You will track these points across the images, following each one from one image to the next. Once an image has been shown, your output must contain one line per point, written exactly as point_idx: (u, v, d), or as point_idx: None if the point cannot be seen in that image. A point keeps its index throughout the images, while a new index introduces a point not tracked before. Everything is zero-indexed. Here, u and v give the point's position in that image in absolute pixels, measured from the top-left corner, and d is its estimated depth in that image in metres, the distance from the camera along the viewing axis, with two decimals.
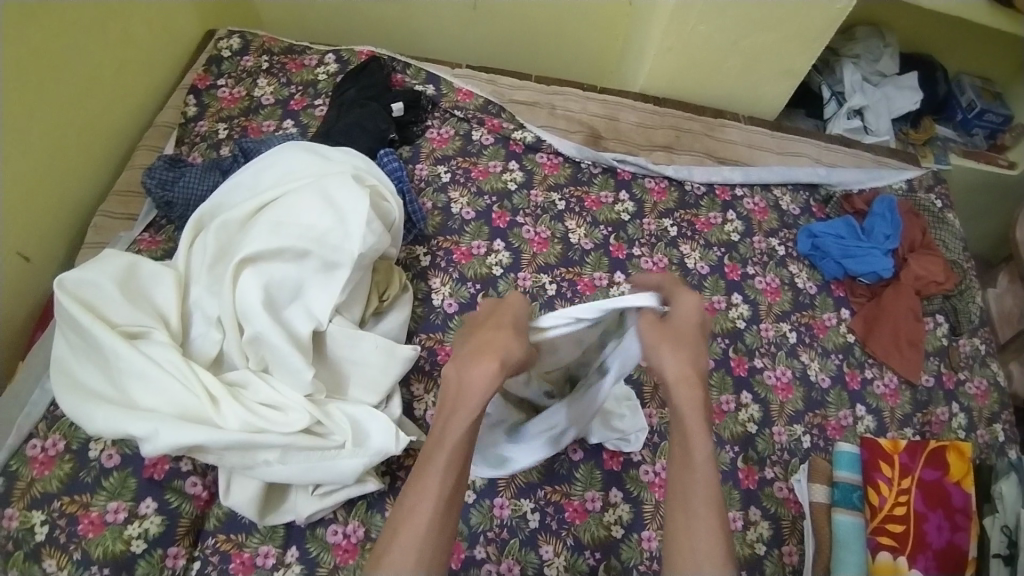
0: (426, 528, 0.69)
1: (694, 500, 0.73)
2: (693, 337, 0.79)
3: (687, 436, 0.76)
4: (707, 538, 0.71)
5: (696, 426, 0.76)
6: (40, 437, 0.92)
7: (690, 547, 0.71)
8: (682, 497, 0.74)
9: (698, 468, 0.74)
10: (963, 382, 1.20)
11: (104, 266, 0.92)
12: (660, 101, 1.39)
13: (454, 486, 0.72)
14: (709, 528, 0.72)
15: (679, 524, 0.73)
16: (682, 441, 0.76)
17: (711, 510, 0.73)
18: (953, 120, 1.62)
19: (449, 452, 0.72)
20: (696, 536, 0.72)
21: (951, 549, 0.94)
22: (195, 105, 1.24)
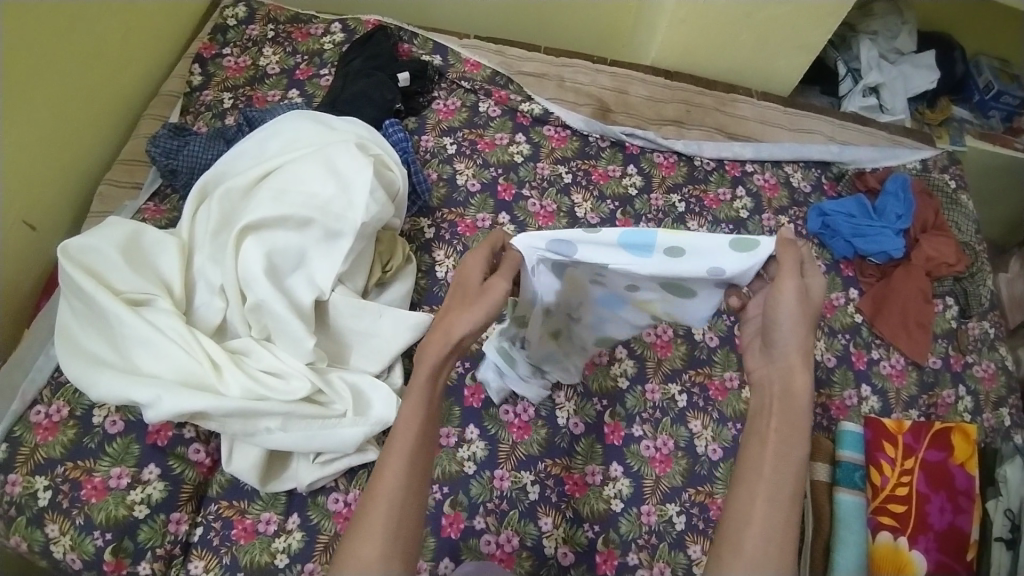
0: (395, 486, 0.68)
1: (782, 492, 0.68)
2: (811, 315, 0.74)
3: (792, 429, 0.72)
4: (779, 540, 0.66)
5: (799, 424, 0.72)
6: (44, 403, 0.93)
7: (765, 532, 0.66)
8: (767, 490, 0.68)
9: (788, 465, 0.69)
10: (971, 364, 1.18)
11: (108, 232, 0.92)
12: (671, 75, 1.36)
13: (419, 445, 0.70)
14: (784, 524, 0.67)
15: (756, 511, 0.68)
16: (778, 436, 0.71)
17: (790, 506, 0.68)
18: (970, 102, 1.57)
19: (411, 414, 0.71)
20: (771, 528, 0.67)
21: (952, 531, 0.97)
22: (200, 74, 1.22)
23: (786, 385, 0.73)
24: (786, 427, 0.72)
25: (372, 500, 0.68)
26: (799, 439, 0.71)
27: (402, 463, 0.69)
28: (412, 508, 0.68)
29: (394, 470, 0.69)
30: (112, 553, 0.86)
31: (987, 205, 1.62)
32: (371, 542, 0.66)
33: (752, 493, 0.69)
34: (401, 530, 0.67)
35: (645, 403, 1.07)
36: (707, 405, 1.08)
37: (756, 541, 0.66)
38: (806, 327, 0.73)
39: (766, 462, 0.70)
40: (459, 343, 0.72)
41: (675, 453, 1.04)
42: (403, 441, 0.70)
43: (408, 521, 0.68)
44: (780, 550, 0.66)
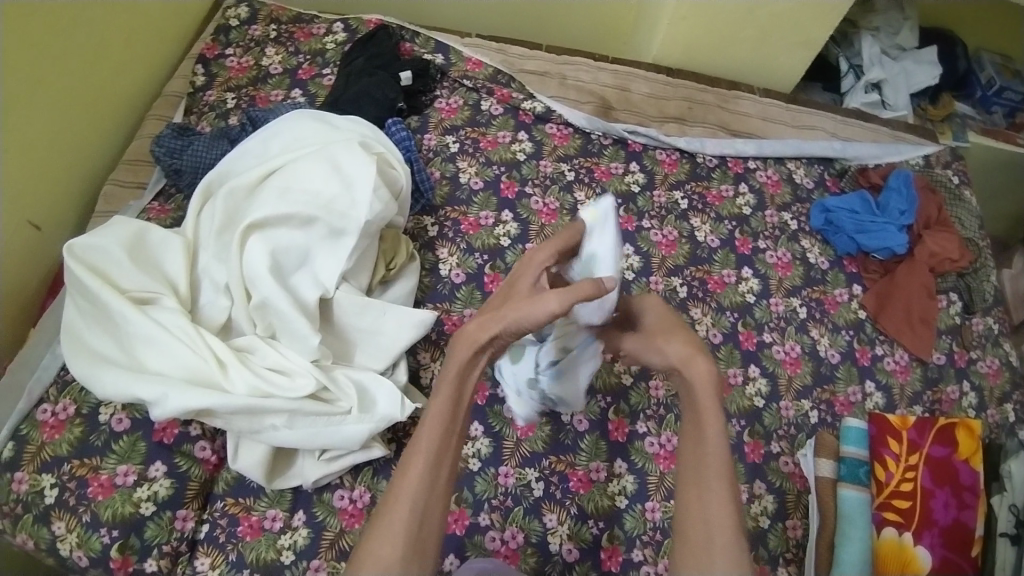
0: (416, 485, 0.70)
1: (708, 478, 0.72)
2: (679, 326, 0.82)
3: (699, 415, 0.75)
4: (721, 524, 0.70)
5: (707, 404, 0.74)
6: (50, 401, 0.93)
7: (703, 520, 0.71)
8: (694, 477, 0.73)
9: (708, 450, 0.73)
10: (976, 360, 1.18)
11: (113, 231, 0.93)
12: (674, 72, 1.36)
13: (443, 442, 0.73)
14: (720, 504, 0.71)
15: (691, 498, 0.73)
16: (693, 424, 0.75)
17: (721, 489, 0.72)
18: (972, 98, 1.56)
19: (435, 414, 0.74)
20: (708, 509, 0.71)
21: (956, 526, 0.95)
22: (203, 74, 1.22)
23: (684, 378, 0.77)
24: (698, 415, 0.75)
25: (393, 499, 0.70)
26: (709, 420, 0.74)
27: (425, 462, 0.71)
28: (435, 504, 0.71)
29: (418, 469, 0.71)
30: (119, 550, 0.86)
31: (991, 201, 1.61)
32: (393, 536, 0.67)
33: (687, 488, 0.74)
34: (423, 524, 0.69)
35: (649, 399, 1.07)
36: None
37: (700, 531, 0.71)
38: (673, 333, 0.80)
39: (689, 451, 0.75)
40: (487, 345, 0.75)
41: None
42: (426, 440, 0.73)
43: (430, 518, 0.70)
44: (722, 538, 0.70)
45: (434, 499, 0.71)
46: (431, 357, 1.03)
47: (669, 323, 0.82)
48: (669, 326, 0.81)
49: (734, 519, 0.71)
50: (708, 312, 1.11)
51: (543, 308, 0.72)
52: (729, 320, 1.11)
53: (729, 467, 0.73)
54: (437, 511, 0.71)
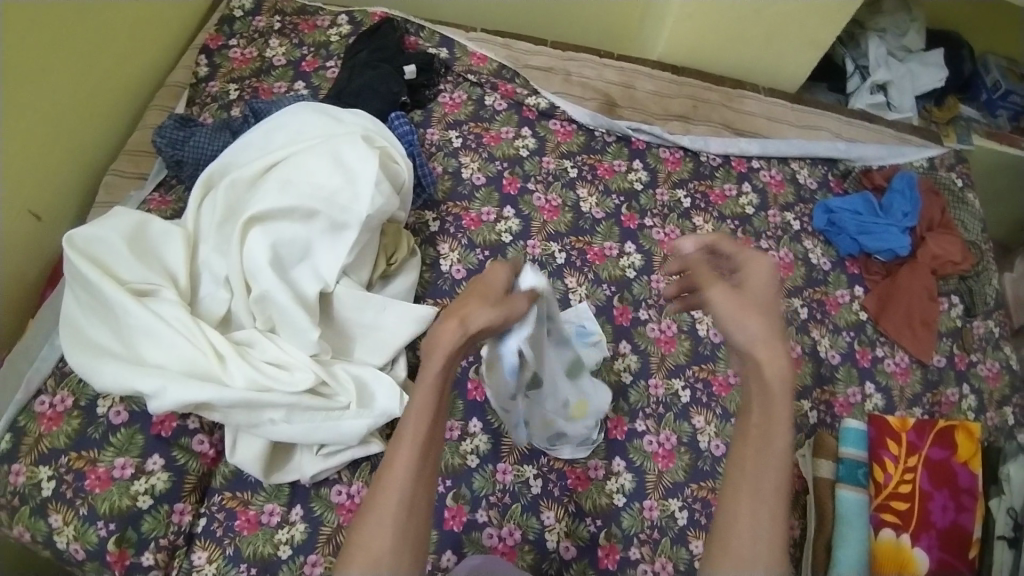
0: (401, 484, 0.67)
1: (761, 488, 0.68)
2: (767, 308, 0.77)
3: (770, 423, 0.71)
4: (768, 538, 0.67)
5: (779, 415, 0.71)
6: (48, 393, 0.93)
7: (751, 533, 0.67)
8: (750, 488, 0.69)
9: (769, 462, 0.70)
10: (976, 363, 1.18)
11: (113, 223, 0.92)
12: (679, 70, 1.35)
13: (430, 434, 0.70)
14: (772, 518, 0.68)
15: (742, 511, 0.68)
16: (758, 431, 0.71)
17: (774, 501, 0.68)
18: (977, 101, 1.56)
19: (422, 402, 0.71)
20: (759, 525, 0.67)
21: (955, 529, 0.96)
22: (206, 65, 1.21)
23: (761, 374, 0.73)
24: (766, 420, 0.72)
25: (382, 491, 0.67)
26: (780, 429, 0.70)
27: (413, 453, 0.69)
28: (422, 496, 0.69)
29: (405, 458, 0.68)
30: (116, 543, 0.86)
31: (993, 205, 1.58)
32: (381, 535, 0.65)
33: (735, 496, 0.69)
34: (409, 522, 0.67)
35: (648, 398, 1.07)
36: (710, 401, 1.08)
37: (745, 543, 0.67)
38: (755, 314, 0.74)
39: (748, 459, 0.71)
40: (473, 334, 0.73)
41: (678, 448, 1.04)
42: (414, 429, 0.70)
43: (418, 509, 0.68)
44: (769, 549, 0.66)
45: (422, 488, 0.69)
46: None
47: (753, 297, 0.77)
48: (764, 302, 0.76)
49: (782, 530, 0.68)
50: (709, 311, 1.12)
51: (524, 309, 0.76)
52: None
53: (785, 481, 0.69)
54: (424, 504, 0.69)
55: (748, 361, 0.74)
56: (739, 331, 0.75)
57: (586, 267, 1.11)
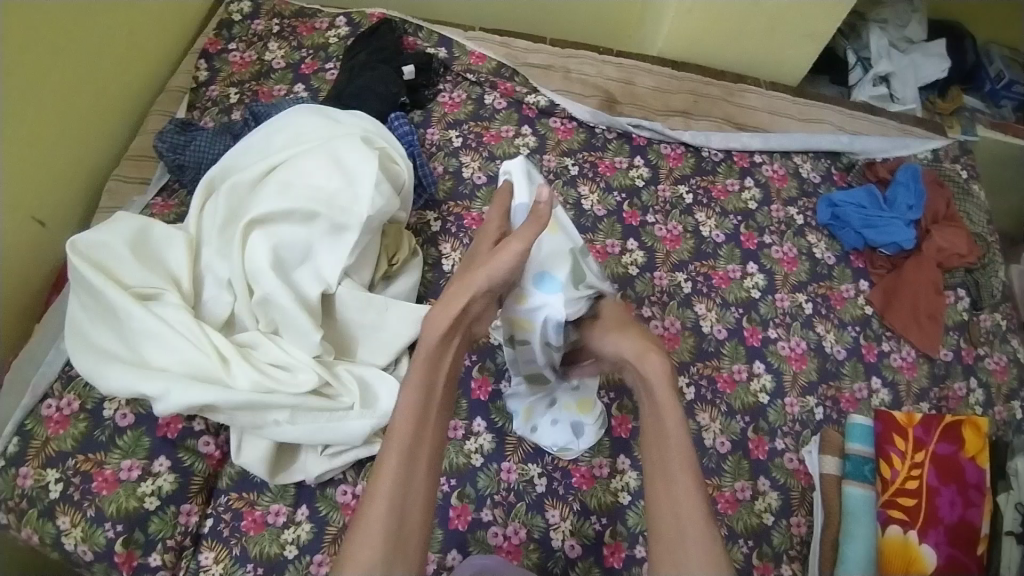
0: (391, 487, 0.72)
1: (676, 473, 0.76)
2: (652, 346, 0.87)
3: (664, 425, 0.80)
4: (689, 512, 0.74)
5: (666, 404, 0.81)
6: (55, 397, 0.94)
7: (676, 513, 0.74)
8: (660, 471, 0.77)
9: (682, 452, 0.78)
10: (983, 357, 1.16)
11: (116, 227, 0.93)
12: (679, 65, 1.34)
13: (416, 435, 0.76)
14: (687, 495, 0.75)
15: (658, 490, 0.76)
16: (658, 434, 0.80)
17: (691, 489, 0.75)
18: (981, 91, 1.54)
19: (407, 407, 0.78)
20: (678, 503, 0.74)
21: (962, 525, 0.95)
22: (206, 69, 1.21)
23: (654, 401, 0.82)
24: (661, 427, 0.80)
25: (369, 500, 0.72)
26: (669, 413, 0.80)
27: (400, 456, 0.74)
28: (413, 503, 0.73)
29: (392, 467, 0.74)
30: (123, 545, 0.87)
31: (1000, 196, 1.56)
32: (373, 537, 0.69)
33: (654, 484, 0.77)
34: (402, 521, 0.72)
35: None
36: None
37: (669, 521, 0.74)
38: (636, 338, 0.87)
39: (653, 448, 0.80)
40: (463, 313, 0.83)
41: None
42: (398, 442, 0.76)
43: (409, 512, 0.72)
44: (694, 527, 0.73)
45: (413, 495, 0.73)
46: None
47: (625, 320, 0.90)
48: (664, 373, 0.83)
49: (703, 502, 0.75)
50: (713, 307, 1.10)
51: (502, 263, 0.82)
52: (734, 316, 1.10)
53: (699, 470, 0.77)
54: (416, 506, 0.73)
55: (636, 374, 0.86)
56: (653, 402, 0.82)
57: None
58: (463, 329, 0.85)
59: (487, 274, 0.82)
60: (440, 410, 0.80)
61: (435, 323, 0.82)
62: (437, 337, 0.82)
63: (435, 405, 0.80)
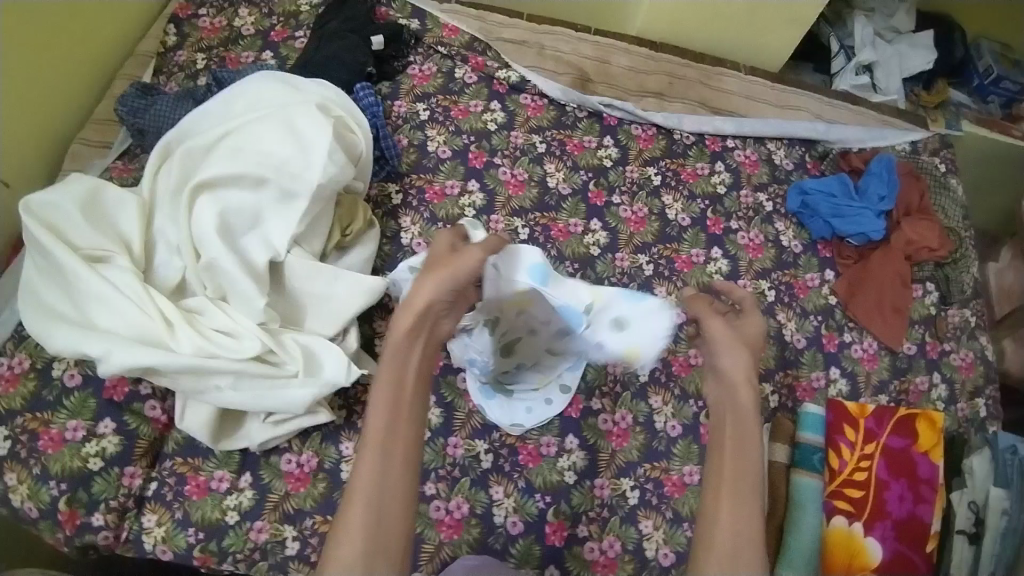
0: (368, 485, 0.73)
1: (743, 485, 0.74)
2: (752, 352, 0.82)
3: (740, 432, 0.77)
4: (750, 533, 0.71)
5: (749, 421, 0.77)
6: (7, 355, 0.93)
7: (733, 530, 0.71)
8: (731, 489, 0.73)
9: (749, 453, 0.76)
10: (948, 353, 1.13)
11: (68, 187, 0.93)
12: (658, 45, 1.30)
13: (390, 432, 0.76)
14: (750, 517, 0.72)
15: (722, 507, 0.73)
16: (733, 445, 0.76)
17: (751, 499, 0.73)
18: (969, 86, 1.50)
19: (382, 398, 0.77)
20: (739, 517, 0.72)
21: (911, 520, 0.93)
22: (175, 34, 1.19)
23: (734, 405, 0.78)
24: (740, 434, 0.77)
25: (350, 499, 0.73)
26: (746, 397, 0.78)
27: (374, 456, 0.74)
28: (394, 493, 0.73)
29: (369, 457, 0.74)
30: (66, 503, 0.88)
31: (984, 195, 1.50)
32: (352, 536, 0.70)
33: (717, 495, 0.74)
34: (381, 520, 0.72)
35: (606, 376, 1.06)
36: (669, 382, 1.07)
37: (726, 538, 0.71)
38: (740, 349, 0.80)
39: (727, 468, 0.75)
40: (424, 314, 0.80)
41: (633, 428, 1.04)
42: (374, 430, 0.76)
43: (391, 504, 0.73)
44: (750, 544, 0.71)
45: (389, 491, 0.73)
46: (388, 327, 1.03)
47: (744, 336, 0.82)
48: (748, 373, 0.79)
49: (758, 519, 0.73)
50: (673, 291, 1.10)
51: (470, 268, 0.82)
52: None
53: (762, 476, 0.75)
54: (395, 504, 0.73)
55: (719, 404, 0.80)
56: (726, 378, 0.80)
57: (548, 243, 1.10)
58: (430, 330, 0.82)
59: (445, 279, 0.81)
60: (414, 395, 0.79)
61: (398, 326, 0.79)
62: (399, 330, 0.79)
63: (409, 392, 0.78)
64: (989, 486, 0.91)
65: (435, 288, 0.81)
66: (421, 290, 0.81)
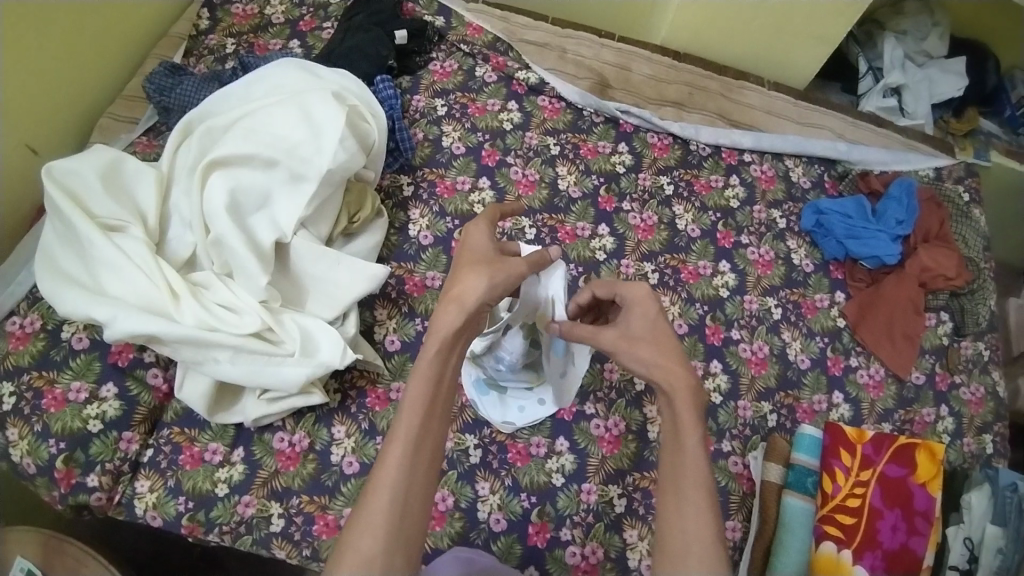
0: (395, 479, 0.67)
1: (685, 486, 0.68)
2: (659, 335, 0.75)
3: (679, 429, 0.71)
4: (695, 532, 0.66)
5: (687, 418, 0.71)
6: (20, 314, 0.96)
7: (680, 529, 0.66)
8: (671, 488, 0.69)
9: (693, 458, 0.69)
10: (958, 385, 1.10)
11: (91, 157, 0.96)
12: (681, 56, 1.30)
13: (423, 425, 0.70)
14: (696, 515, 0.67)
15: (669, 509, 0.68)
16: (672, 439, 0.71)
17: (700, 499, 0.68)
18: (1000, 116, 1.45)
19: (417, 392, 0.70)
20: (685, 520, 0.67)
21: (904, 552, 0.89)
22: (208, 18, 1.22)
23: (664, 388, 0.72)
24: (675, 439, 0.70)
25: (372, 492, 0.67)
26: (688, 430, 0.70)
27: (404, 453, 0.68)
28: (418, 490, 0.68)
29: (397, 453, 0.68)
30: (63, 462, 0.90)
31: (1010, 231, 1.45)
32: (374, 529, 0.65)
33: (663, 497, 0.69)
34: (402, 518, 0.66)
35: (602, 382, 1.05)
36: None
37: (677, 544, 0.66)
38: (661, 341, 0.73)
39: (667, 464, 0.70)
40: (474, 313, 0.73)
41: (625, 436, 1.03)
42: (405, 426, 0.69)
43: (413, 502, 0.68)
44: (699, 547, 0.65)
45: (414, 489, 0.68)
46: (389, 315, 1.05)
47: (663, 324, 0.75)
48: (652, 327, 0.74)
49: (716, 527, 0.67)
50: (676, 301, 1.08)
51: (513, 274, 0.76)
52: (697, 312, 1.08)
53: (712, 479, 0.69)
54: (418, 502, 0.68)
55: (654, 386, 0.73)
56: (632, 360, 0.74)
57: (554, 245, 1.10)
58: (470, 327, 0.75)
59: (499, 279, 0.75)
60: (450, 391, 0.73)
61: (446, 317, 0.72)
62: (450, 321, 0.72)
63: (446, 386, 0.73)
64: (986, 523, 0.86)
65: (485, 285, 0.74)
66: (467, 283, 0.74)
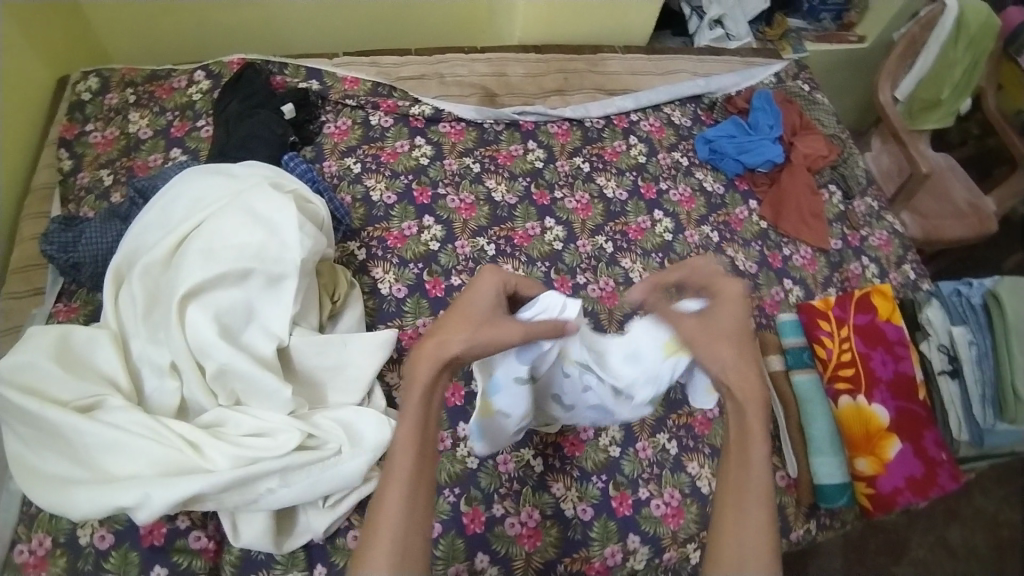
0: (394, 522, 0.65)
1: (748, 501, 0.67)
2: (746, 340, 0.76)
3: (745, 436, 0.71)
4: (756, 542, 0.65)
5: (756, 429, 0.71)
6: (24, 541, 0.86)
7: (737, 544, 0.65)
8: (735, 500, 0.68)
9: (751, 469, 0.69)
10: (867, 237, 1.33)
11: (34, 344, 0.86)
12: (540, 48, 1.41)
13: (417, 463, 0.68)
14: (757, 528, 0.66)
15: (728, 525, 0.67)
16: (738, 445, 0.71)
17: (760, 511, 0.67)
18: (802, 11, 1.73)
19: (407, 437, 0.68)
20: (745, 535, 0.66)
21: (899, 378, 1.06)
22: (70, 157, 1.12)
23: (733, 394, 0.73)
24: (742, 446, 0.70)
25: (372, 538, 0.64)
26: (755, 440, 0.70)
27: (401, 494, 0.66)
28: (417, 533, 0.65)
29: (394, 497, 0.66)
30: None
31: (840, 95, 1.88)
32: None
33: (724, 508, 0.68)
34: (405, 562, 0.63)
35: None
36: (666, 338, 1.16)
37: (733, 556, 0.65)
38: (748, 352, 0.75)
39: (730, 471, 0.70)
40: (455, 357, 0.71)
41: None
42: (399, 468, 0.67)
43: (413, 553, 0.64)
44: (758, 559, 0.64)
45: (415, 528, 0.65)
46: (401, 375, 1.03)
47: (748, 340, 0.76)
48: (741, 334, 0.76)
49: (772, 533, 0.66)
50: (636, 259, 1.19)
51: (508, 338, 0.74)
52: (656, 261, 1.19)
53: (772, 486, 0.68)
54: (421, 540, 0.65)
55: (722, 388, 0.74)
56: (706, 355, 0.76)
57: (516, 252, 1.15)
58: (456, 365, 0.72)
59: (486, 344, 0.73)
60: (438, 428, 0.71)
61: (422, 356, 0.70)
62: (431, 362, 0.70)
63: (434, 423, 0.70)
64: (949, 326, 1.08)
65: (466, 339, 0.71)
66: (450, 328, 0.72)
